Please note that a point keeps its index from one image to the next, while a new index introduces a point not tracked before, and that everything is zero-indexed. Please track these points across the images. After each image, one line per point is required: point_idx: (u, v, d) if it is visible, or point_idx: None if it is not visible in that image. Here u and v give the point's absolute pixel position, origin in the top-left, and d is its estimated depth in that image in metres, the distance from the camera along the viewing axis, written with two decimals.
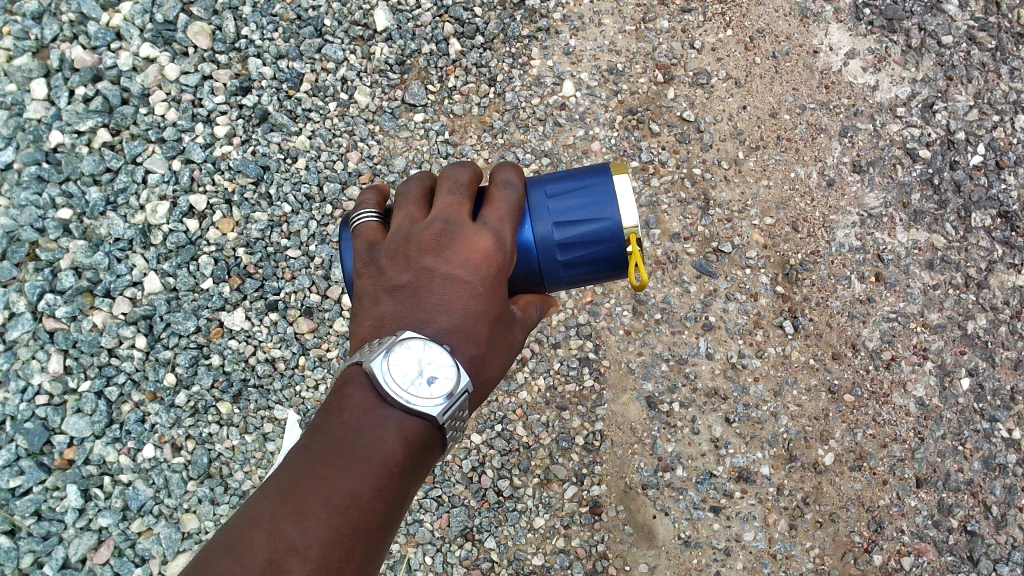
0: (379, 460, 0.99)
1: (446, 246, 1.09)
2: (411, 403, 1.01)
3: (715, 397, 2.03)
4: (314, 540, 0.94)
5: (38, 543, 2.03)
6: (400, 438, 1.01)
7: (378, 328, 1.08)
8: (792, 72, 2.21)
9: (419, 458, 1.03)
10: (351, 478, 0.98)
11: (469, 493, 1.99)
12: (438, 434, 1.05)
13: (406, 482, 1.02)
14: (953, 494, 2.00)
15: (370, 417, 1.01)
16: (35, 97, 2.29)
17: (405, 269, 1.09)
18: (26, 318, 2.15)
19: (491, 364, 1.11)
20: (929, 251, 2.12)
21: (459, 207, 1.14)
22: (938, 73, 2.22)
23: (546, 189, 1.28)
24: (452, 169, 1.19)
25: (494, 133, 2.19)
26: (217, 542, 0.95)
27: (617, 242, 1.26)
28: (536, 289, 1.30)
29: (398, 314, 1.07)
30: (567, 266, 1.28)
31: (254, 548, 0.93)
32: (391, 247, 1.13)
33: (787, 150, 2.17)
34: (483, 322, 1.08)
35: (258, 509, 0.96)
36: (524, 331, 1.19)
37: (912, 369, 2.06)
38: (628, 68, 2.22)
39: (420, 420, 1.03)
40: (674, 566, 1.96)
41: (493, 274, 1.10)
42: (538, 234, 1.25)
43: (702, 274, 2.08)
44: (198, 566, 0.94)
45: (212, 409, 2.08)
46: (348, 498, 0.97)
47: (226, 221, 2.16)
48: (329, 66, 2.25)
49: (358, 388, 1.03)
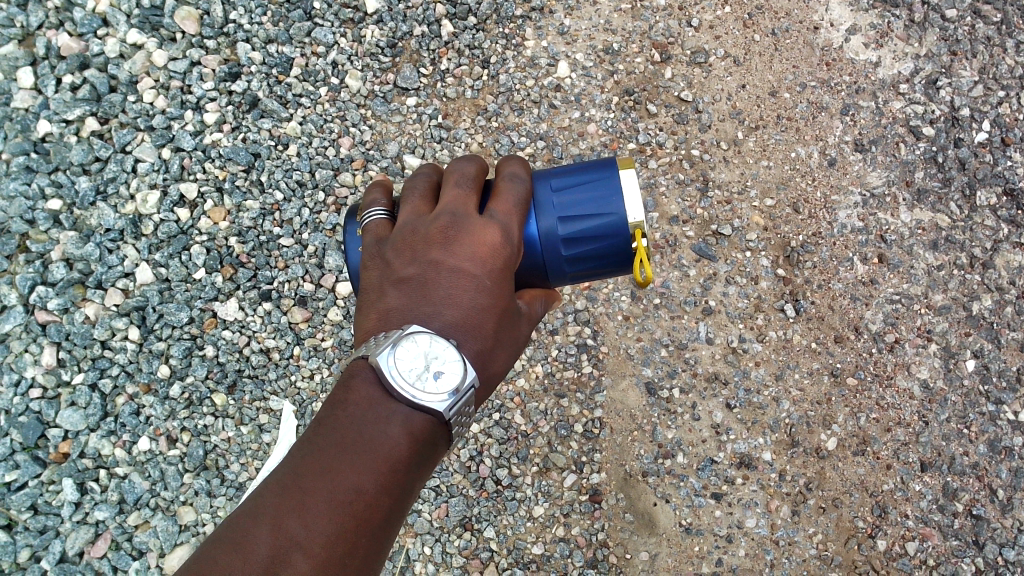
0: (384, 454, 0.96)
1: (452, 239, 1.06)
2: (417, 398, 0.98)
3: (716, 382, 2.00)
4: (317, 535, 0.91)
5: (35, 538, 2.00)
6: (405, 433, 0.98)
7: (383, 320, 1.05)
8: (792, 49, 2.17)
9: (424, 453, 1.00)
10: (356, 472, 0.95)
11: (468, 482, 1.96)
12: (445, 430, 1.02)
13: (410, 478, 0.99)
14: (958, 478, 1.97)
15: (375, 411, 0.98)
16: (22, 86, 2.25)
17: (412, 262, 1.07)
18: (17, 311, 2.12)
19: (498, 360, 1.08)
20: (933, 231, 2.08)
21: (466, 201, 1.10)
22: (942, 47, 2.17)
23: (551, 183, 1.25)
24: (459, 162, 1.16)
25: (489, 116, 2.15)
26: (218, 535, 0.92)
27: (623, 238, 1.23)
28: (541, 284, 1.28)
29: (404, 307, 1.04)
30: (572, 261, 1.25)
31: (256, 542, 0.90)
32: (396, 241, 1.10)
33: (787, 130, 2.12)
34: (490, 317, 1.05)
35: (260, 502, 0.93)
36: (529, 325, 1.16)
37: (916, 352, 2.03)
38: (625, 47, 2.17)
39: (427, 415, 1.00)
40: (675, 553, 1.94)
41: (500, 268, 1.07)
42: (542, 229, 1.22)
43: (702, 257, 2.05)
44: (196, 560, 0.90)
45: (207, 401, 2.05)
46: (352, 492, 0.94)
47: (218, 210, 2.13)
48: (319, 50, 2.21)
49: (364, 381, 1.00)
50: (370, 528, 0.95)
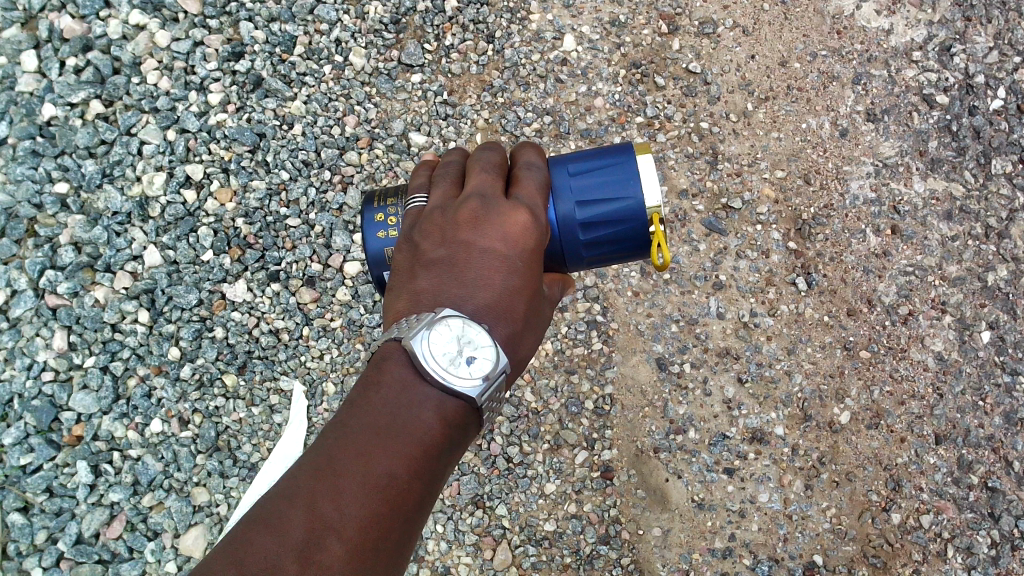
0: (417, 438, 0.95)
1: (482, 222, 1.04)
2: (449, 382, 0.97)
3: (727, 357, 1.99)
4: (351, 519, 0.90)
5: (51, 520, 2.01)
6: (438, 418, 0.97)
7: (414, 303, 1.04)
8: (802, 18, 2.13)
9: (455, 438, 0.99)
10: (390, 456, 0.94)
11: (479, 460, 1.96)
12: (476, 415, 1.01)
13: (441, 462, 0.98)
14: (973, 450, 1.96)
15: (408, 394, 0.97)
16: (26, 69, 2.24)
17: (441, 244, 1.05)
18: (28, 295, 2.12)
19: (526, 344, 1.07)
20: (947, 201, 2.05)
21: (493, 184, 1.09)
22: (956, 13, 2.13)
23: (568, 167, 1.23)
24: (483, 149, 1.14)
25: (494, 92, 2.12)
26: (251, 516, 0.90)
27: (640, 222, 1.21)
28: (559, 269, 1.27)
29: (435, 290, 1.03)
30: (590, 245, 1.23)
31: (290, 525, 0.88)
32: (425, 223, 1.09)
33: (798, 101, 2.09)
34: (520, 300, 1.04)
35: (293, 485, 0.92)
36: (551, 308, 1.16)
37: (931, 324, 2.00)
38: (631, 19, 2.14)
39: (458, 400, 0.99)
40: (688, 529, 1.93)
41: (531, 250, 1.06)
42: (560, 214, 1.22)
43: (712, 232, 2.03)
44: (232, 541, 0.89)
45: (217, 382, 2.05)
46: (385, 476, 0.93)
47: (224, 191, 2.12)
48: (322, 28, 2.19)
49: (396, 364, 0.99)
50: (402, 512, 0.94)
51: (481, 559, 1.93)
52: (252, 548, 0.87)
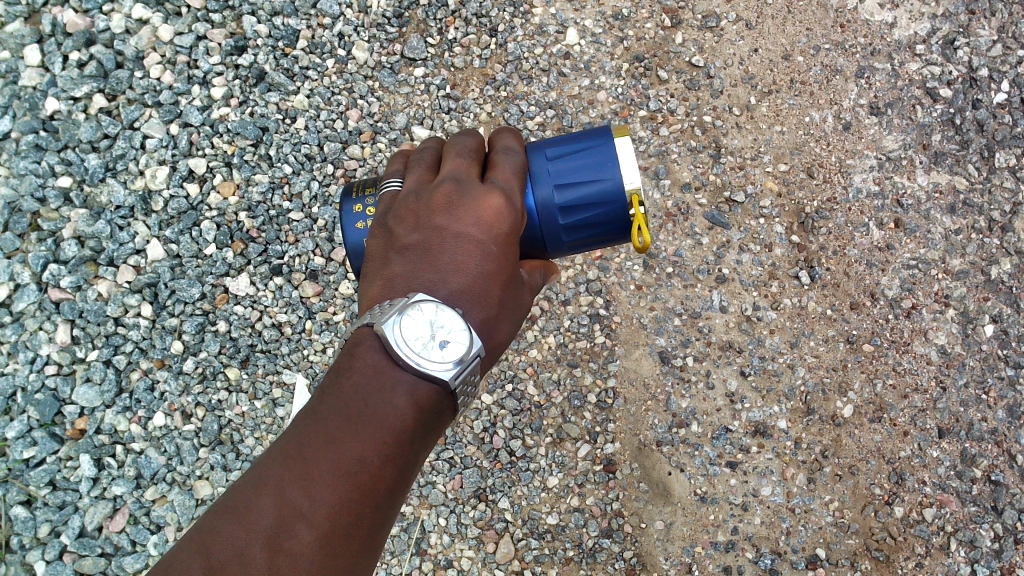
0: (389, 424, 0.95)
1: (456, 206, 1.04)
2: (422, 366, 0.97)
3: (730, 350, 1.98)
4: (320, 505, 0.90)
5: (54, 513, 2.01)
6: (411, 403, 0.96)
7: (387, 289, 1.03)
8: (804, 12, 2.13)
9: (430, 422, 0.99)
10: (361, 442, 0.94)
11: (482, 454, 1.96)
12: (451, 400, 1.01)
13: (416, 447, 0.98)
14: (976, 443, 1.95)
15: (380, 379, 0.97)
16: (28, 63, 2.24)
17: (415, 229, 1.05)
18: (31, 289, 2.12)
19: (503, 329, 1.07)
20: (951, 195, 2.05)
21: (468, 169, 1.09)
22: (959, 6, 2.13)
23: (546, 152, 1.23)
24: (459, 135, 1.14)
25: (497, 85, 2.12)
26: (223, 504, 0.92)
27: (620, 204, 1.21)
28: (539, 254, 1.27)
29: (409, 275, 1.03)
30: (570, 230, 1.23)
31: (258, 513, 0.90)
32: (399, 209, 1.09)
33: (801, 94, 2.09)
34: (495, 284, 1.04)
35: (264, 472, 0.93)
36: (531, 294, 1.16)
37: (934, 317, 2.00)
38: (634, 13, 2.14)
39: (431, 385, 0.98)
40: (691, 523, 1.93)
41: (505, 234, 1.06)
42: (539, 199, 1.21)
43: (714, 225, 2.03)
44: (204, 528, 0.91)
45: (220, 375, 2.05)
46: (356, 462, 0.93)
47: (227, 185, 2.12)
48: (325, 21, 2.19)
49: (369, 350, 0.99)
50: (375, 499, 0.94)
51: (484, 552, 1.93)
52: (221, 535, 0.89)
